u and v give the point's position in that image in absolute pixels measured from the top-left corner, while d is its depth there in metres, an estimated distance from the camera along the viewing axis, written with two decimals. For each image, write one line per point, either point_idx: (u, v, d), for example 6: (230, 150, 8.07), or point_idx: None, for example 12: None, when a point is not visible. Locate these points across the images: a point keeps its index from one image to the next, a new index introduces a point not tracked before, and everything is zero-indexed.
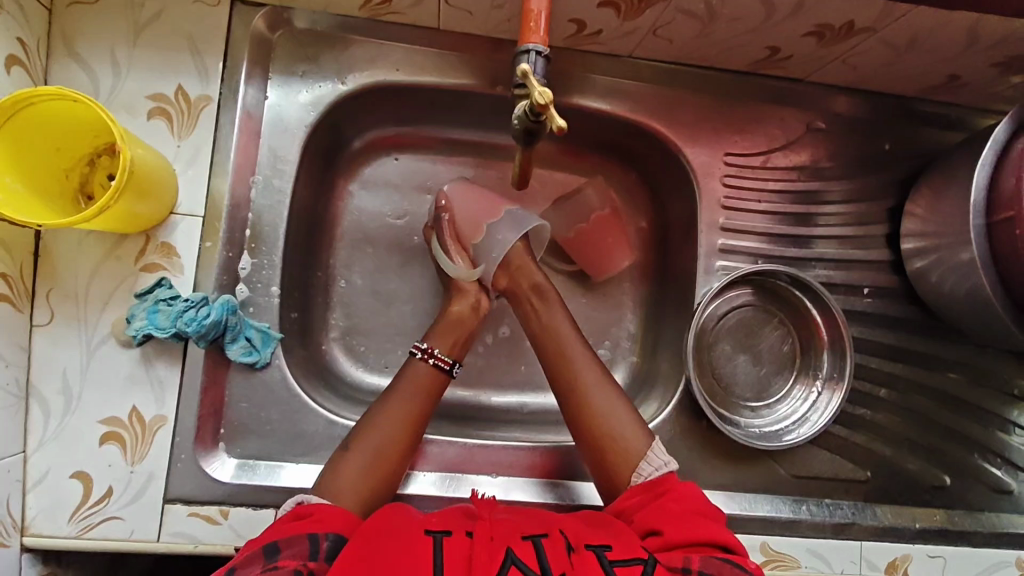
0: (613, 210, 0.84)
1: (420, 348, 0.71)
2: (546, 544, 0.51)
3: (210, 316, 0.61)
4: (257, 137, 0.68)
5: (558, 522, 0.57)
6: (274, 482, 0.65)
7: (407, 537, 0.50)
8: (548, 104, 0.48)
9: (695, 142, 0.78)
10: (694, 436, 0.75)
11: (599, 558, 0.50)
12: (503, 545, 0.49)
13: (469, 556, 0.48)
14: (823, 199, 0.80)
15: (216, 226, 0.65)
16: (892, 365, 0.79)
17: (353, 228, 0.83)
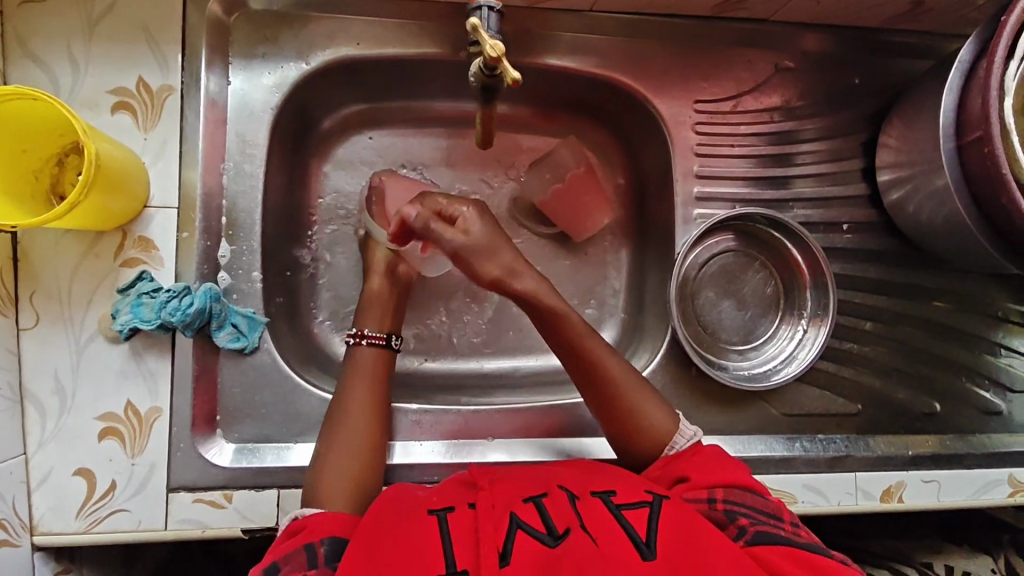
0: (589, 168, 0.83)
1: (352, 334, 0.71)
2: (547, 504, 0.53)
3: (194, 304, 0.62)
4: (223, 124, 0.68)
5: (557, 476, 0.59)
6: (282, 463, 0.66)
7: (413, 519, 0.52)
8: (500, 56, 0.49)
9: (664, 92, 0.78)
10: (684, 384, 0.76)
11: (606, 504, 0.53)
12: (506, 509, 0.52)
13: (476, 528, 0.50)
14: (795, 139, 0.80)
15: (191, 216, 0.65)
16: (876, 298, 0.80)
17: (332, 209, 0.83)
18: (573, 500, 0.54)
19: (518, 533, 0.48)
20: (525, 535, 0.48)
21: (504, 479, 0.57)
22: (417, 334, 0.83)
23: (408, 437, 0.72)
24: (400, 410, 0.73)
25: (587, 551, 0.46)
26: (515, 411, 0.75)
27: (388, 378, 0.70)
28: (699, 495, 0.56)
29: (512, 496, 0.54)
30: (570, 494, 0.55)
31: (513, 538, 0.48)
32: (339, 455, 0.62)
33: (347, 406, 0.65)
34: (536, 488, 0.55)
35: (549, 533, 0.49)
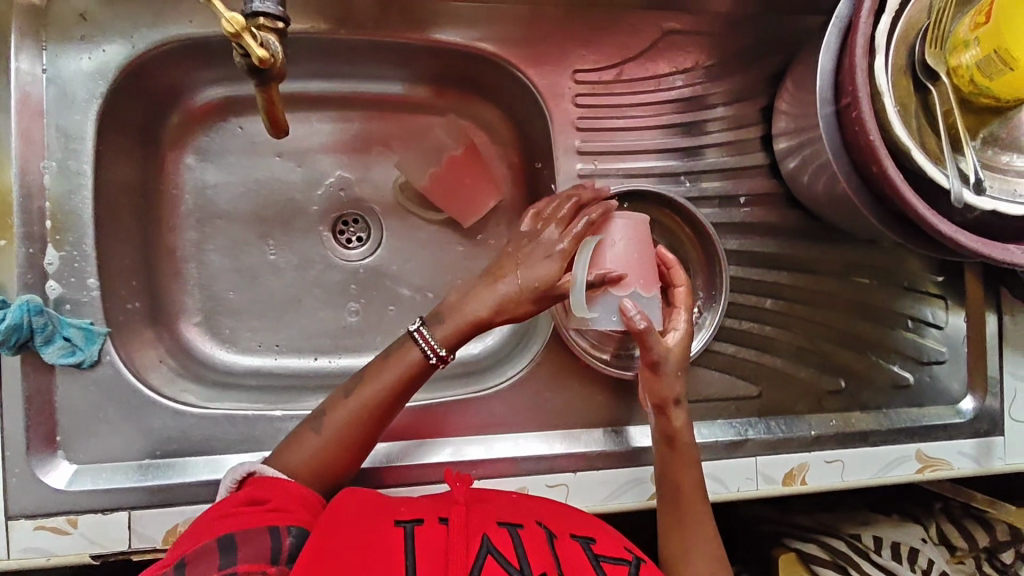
0: (471, 147, 0.81)
1: (437, 354, 0.62)
2: (523, 535, 0.55)
3: (6, 320, 0.57)
4: (40, 116, 0.62)
5: (528, 506, 0.61)
6: (139, 484, 0.61)
7: (384, 528, 0.53)
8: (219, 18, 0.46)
9: (541, 62, 0.72)
10: (574, 375, 0.72)
11: (586, 552, 0.57)
12: (479, 531, 0.54)
13: (445, 549, 0.51)
14: (706, 104, 0.75)
15: (7, 220, 0.59)
16: (778, 275, 0.76)
17: (199, 202, 0.78)
18: (551, 539, 0.56)
19: (488, 559, 0.51)
20: (494, 562, 0.51)
21: (487, 504, 0.59)
22: (302, 331, 0.80)
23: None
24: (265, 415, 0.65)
25: None
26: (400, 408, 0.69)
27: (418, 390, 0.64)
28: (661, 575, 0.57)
29: (487, 518, 0.56)
30: (547, 532, 0.57)
31: (483, 564, 0.50)
32: (321, 440, 0.60)
33: (358, 408, 0.61)
34: (514, 517, 0.57)
35: (521, 568, 0.51)
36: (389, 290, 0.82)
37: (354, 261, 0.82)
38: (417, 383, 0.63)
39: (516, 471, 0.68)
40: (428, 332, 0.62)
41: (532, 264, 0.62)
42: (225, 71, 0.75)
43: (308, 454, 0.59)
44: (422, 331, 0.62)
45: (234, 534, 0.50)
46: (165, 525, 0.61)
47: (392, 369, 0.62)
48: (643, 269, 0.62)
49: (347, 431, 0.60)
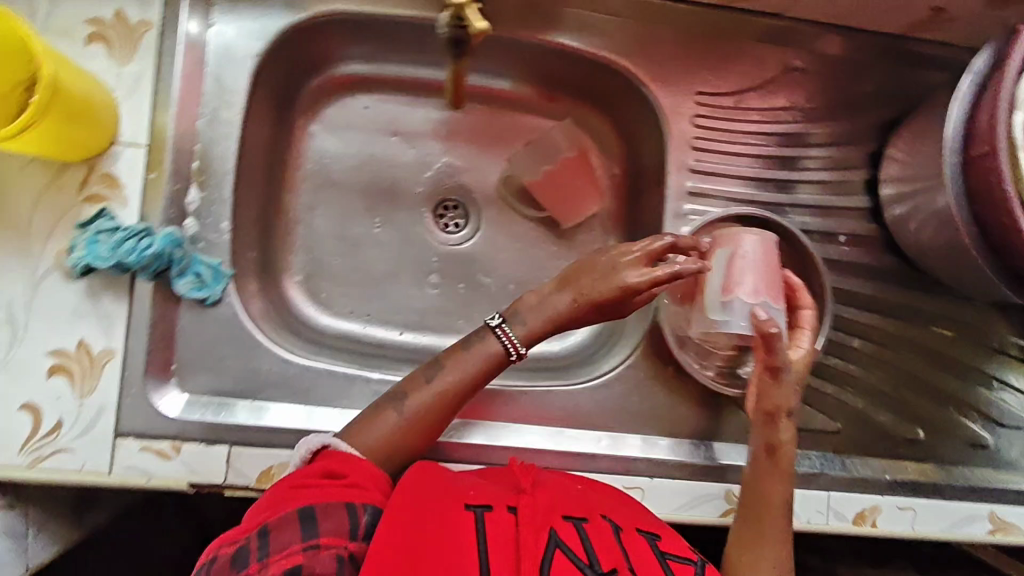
0: (580, 153, 0.84)
1: (519, 351, 0.65)
2: (590, 529, 0.51)
3: (152, 247, 0.60)
4: (203, 66, 0.66)
5: (598, 502, 0.58)
6: (242, 421, 0.65)
7: (449, 509, 0.50)
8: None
9: (666, 81, 0.75)
10: (658, 383, 0.74)
11: (653, 548, 0.53)
12: (546, 524, 0.50)
13: (513, 539, 0.48)
14: (806, 142, 0.78)
15: (160, 157, 0.63)
16: (869, 317, 0.77)
17: (317, 169, 0.81)
18: (618, 534, 0.53)
19: (557, 553, 0.47)
20: (564, 557, 0.47)
21: (550, 492, 0.55)
22: (394, 306, 0.83)
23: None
24: (363, 376, 0.69)
25: None
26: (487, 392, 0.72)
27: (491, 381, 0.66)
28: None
29: (552, 508, 0.53)
30: (613, 527, 0.54)
31: (552, 559, 0.46)
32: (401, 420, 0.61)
33: (437, 391, 0.63)
34: (578, 510, 0.54)
35: (592, 565, 0.47)
36: (483, 279, 0.85)
37: (457, 244, 0.85)
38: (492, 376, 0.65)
39: (591, 468, 0.70)
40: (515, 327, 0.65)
41: (603, 272, 0.65)
42: (361, 50, 0.79)
43: (386, 430, 0.60)
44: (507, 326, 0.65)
45: (313, 506, 0.50)
46: (261, 465, 0.64)
47: (475, 358, 0.64)
48: (767, 286, 0.65)
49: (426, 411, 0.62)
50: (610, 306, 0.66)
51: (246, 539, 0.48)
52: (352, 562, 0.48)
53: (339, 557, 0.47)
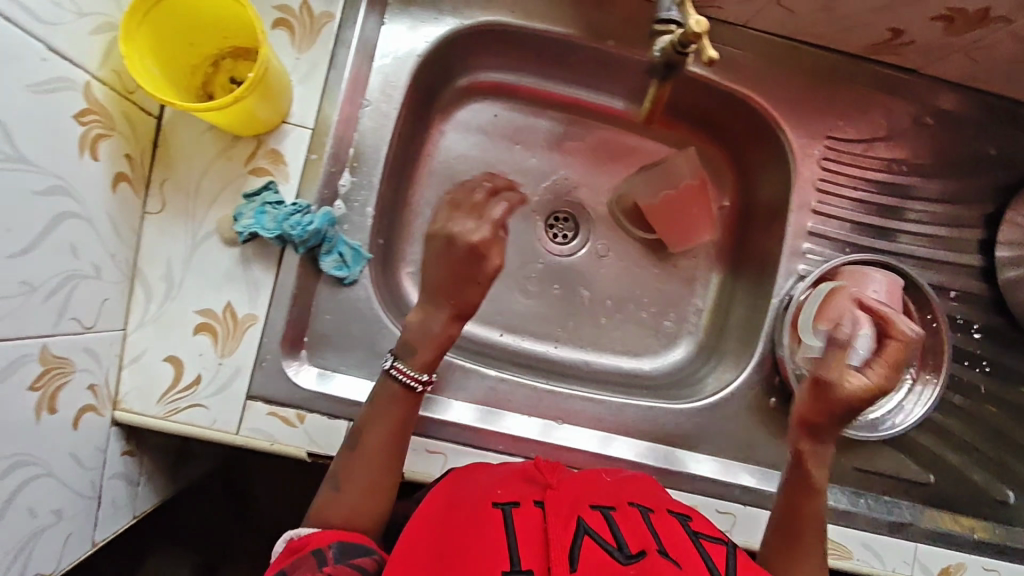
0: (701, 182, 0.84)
1: (422, 381, 0.60)
2: (616, 517, 0.51)
3: (313, 224, 0.64)
4: (369, 61, 0.70)
5: (626, 489, 0.57)
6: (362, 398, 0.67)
7: (475, 510, 0.51)
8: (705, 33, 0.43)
9: (800, 122, 0.76)
10: (758, 413, 0.75)
11: (684, 528, 0.52)
12: (572, 514, 0.50)
13: (541, 530, 0.48)
14: (913, 196, 0.79)
15: (322, 141, 0.67)
16: (971, 374, 0.78)
17: (442, 167, 0.84)
18: (647, 516, 0.52)
19: (585, 539, 0.47)
20: (593, 543, 0.47)
21: (575, 485, 0.55)
22: (498, 308, 0.85)
23: (489, 405, 0.71)
24: (478, 374, 0.72)
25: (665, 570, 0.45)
26: (592, 401, 0.74)
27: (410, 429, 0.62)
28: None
29: (578, 500, 0.52)
30: (643, 509, 0.53)
31: (579, 544, 0.46)
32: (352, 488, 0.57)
33: (374, 453, 0.59)
34: (605, 499, 0.53)
35: (621, 548, 0.47)
36: (585, 292, 0.87)
37: (570, 255, 0.87)
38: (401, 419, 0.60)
39: (688, 488, 0.71)
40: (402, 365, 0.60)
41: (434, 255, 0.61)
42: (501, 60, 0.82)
43: (349, 498, 0.57)
44: (398, 365, 0.60)
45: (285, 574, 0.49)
46: None
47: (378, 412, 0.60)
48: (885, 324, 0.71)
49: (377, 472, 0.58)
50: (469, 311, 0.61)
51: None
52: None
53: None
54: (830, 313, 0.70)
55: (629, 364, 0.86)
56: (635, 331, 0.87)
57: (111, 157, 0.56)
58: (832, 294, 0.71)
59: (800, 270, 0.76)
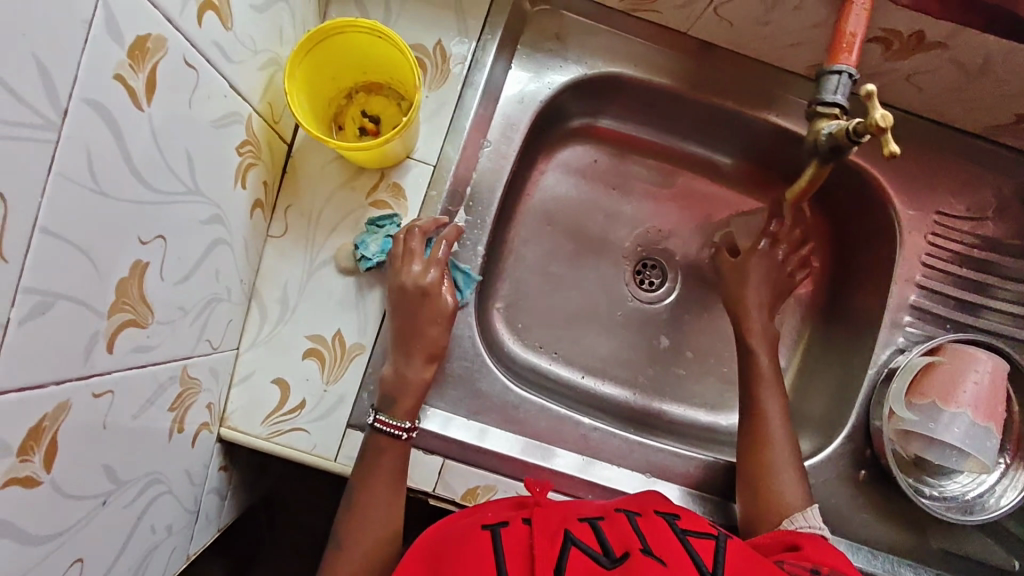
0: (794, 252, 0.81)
1: (404, 429, 0.62)
2: (602, 526, 0.53)
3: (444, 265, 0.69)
4: (494, 103, 0.71)
5: (616, 504, 0.60)
6: (444, 432, 0.68)
7: (470, 538, 0.52)
8: (887, 129, 0.41)
9: (908, 194, 0.76)
10: (847, 485, 0.73)
11: (672, 526, 0.53)
12: (560, 526, 0.52)
13: (528, 545, 0.50)
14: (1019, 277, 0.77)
15: (442, 179, 0.68)
16: None
17: (540, 206, 0.85)
18: (632, 521, 0.54)
19: (572, 550, 0.48)
20: (579, 553, 0.48)
21: (562, 506, 0.58)
22: (581, 351, 0.85)
23: (579, 451, 0.71)
24: (571, 420, 0.72)
25: (646, 564, 0.46)
26: (680, 456, 0.74)
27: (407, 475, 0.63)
28: (802, 563, 0.54)
29: (566, 516, 0.55)
30: (629, 516, 0.56)
31: (568, 554, 0.48)
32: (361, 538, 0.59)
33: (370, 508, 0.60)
34: (592, 512, 0.56)
35: (606, 554, 0.48)
36: (663, 340, 0.86)
37: (654, 303, 0.86)
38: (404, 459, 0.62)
39: None
40: (383, 416, 0.62)
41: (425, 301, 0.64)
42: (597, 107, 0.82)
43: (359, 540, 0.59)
44: (380, 418, 0.61)
45: None
46: (468, 483, 0.67)
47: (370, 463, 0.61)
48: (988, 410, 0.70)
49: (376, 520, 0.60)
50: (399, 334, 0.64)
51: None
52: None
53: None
54: (929, 388, 0.70)
55: (705, 418, 0.84)
56: (716, 385, 0.86)
57: (254, 185, 0.58)
58: (931, 368, 0.70)
59: (899, 342, 0.75)
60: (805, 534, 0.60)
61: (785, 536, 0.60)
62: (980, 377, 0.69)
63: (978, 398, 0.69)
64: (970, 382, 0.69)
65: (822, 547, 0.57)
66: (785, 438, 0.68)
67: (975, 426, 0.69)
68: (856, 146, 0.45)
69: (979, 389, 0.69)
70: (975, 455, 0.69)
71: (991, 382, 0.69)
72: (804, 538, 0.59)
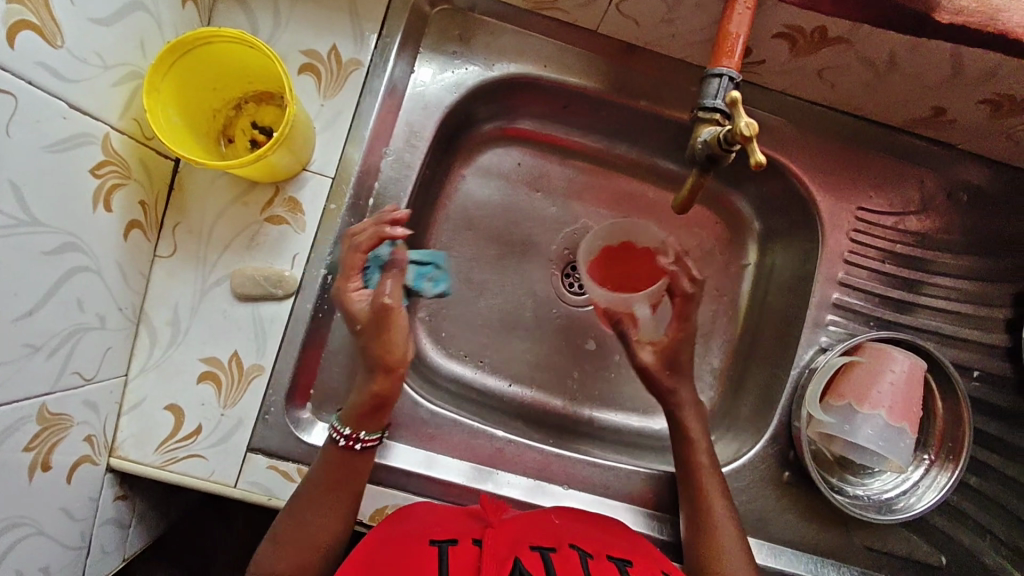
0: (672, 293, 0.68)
1: (340, 433, 0.59)
2: (554, 558, 0.49)
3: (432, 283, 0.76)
4: (397, 109, 0.68)
5: (575, 536, 0.56)
6: (402, 464, 0.67)
7: (412, 553, 0.49)
8: (753, 138, 0.39)
9: (829, 190, 0.73)
10: (771, 487, 0.72)
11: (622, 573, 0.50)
12: (510, 555, 0.48)
13: (476, 569, 0.46)
14: (941, 271, 0.76)
15: (341, 191, 0.65)
16: (990, 456, 0.75)
17: (459, 212, 0.82)
18: (585, 560, 0.50)
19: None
20: None
21: (519, 526, 0.55)
22: (506, 359, 0.81)
23: (493, 465, 0.69)
24: (486, 434, 0.70)
25: None
26: (600, 466, 0.72)
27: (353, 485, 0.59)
28: None
29: (519, 542, 0.51)
30: (582, 555, 0.51)
31: None
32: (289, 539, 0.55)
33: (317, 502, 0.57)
34: (546, 540, 0.52)
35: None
36: (591, 343, 0.83)
37: (582, 307, 0.83)
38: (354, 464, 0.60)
39: None
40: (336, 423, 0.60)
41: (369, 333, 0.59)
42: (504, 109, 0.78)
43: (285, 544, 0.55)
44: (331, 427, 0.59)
45: None
46: (377, 503, 0.65)
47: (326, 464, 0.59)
48: (906, 410, 0.68)
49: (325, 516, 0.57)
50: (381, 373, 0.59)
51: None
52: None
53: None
54: (847, 389, 0.70)
55: (638, 423, 0.82)
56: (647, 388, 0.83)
57: (124, 208, 0.55)
58: (850, 368, 0.70)
59: (822, 341, 0.73)
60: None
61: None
62: (897, 376, 0.68)
63: (895, 399, 0.68)
64: (887, 381, 0.68)
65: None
66: (733, 529, 0.63)
67: (889, 427, 0.68)
68: (729, 154, 0.43)
69: (894, 386, 0.68)
70: (885, 454, 0.68)
71: (907, 379, 0.68)
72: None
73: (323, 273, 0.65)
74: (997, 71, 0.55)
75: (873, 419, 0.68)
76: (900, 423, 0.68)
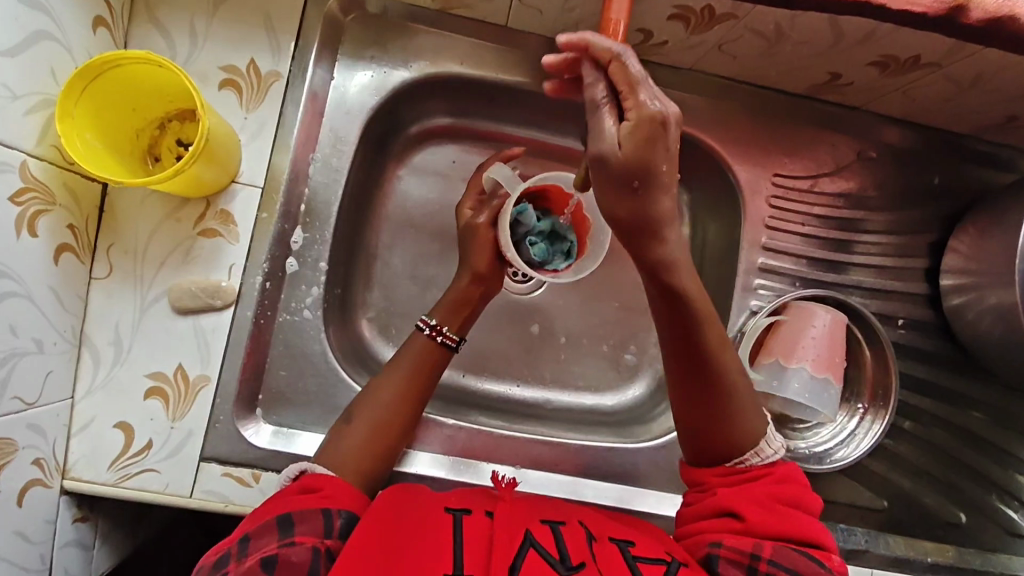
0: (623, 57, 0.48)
1: (426, 323, 0.69)
2: (564, 533, 0.53)
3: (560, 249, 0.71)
4: (320, 115, 0.70)
5: (582, 516, 0.59)
6: (455, 476, 0.70)
7: (428, 517, 0.53)
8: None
9: (746, 160, 0.77)
10: None
11: (623, 553, 0.53)
12: (523, 527, 0.51)
13: (489, 540, 0.50)
14: (861, 228, 0.79)
15: (272, 199, 0.67)
16: (919, 398, 0.79)
17: (399, 212, 0.82)
18: (590, 540, 0.53)
19: (529, 552, 0.48)
20: (536, 556, 0.48)
21: (533, 503, 0.57)
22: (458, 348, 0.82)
23: (449, 453, 0.72)
24: (435, 423, 0.73)
25: None
26: (549, 443, 0.75)
27: (439, 371, 0.69)
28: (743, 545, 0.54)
29: (532, 516, 0.54)
30: (587, 533, 0.55)
31: (524, 556, 0.48)
32: (364, 426, 0.62)
33: (374, 402, 0.64)
34: (555, 515, 0.56)
35: (562, 561, 0.48)
36: (536, 328, 0.84)
37: (527, 296, 0.84)
38: (438, 368, 0.68)
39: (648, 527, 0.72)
40: (423, 316, 0.70)
41: (482, 232, 0.72)
42: (433, 106, 0.79)
43: (356, 438, 0.62)
44: (423, 316, 0.69)
45: (289, 513, 0.52)
46: None
47: (400, 367, 0.67)
48: (829, 363, 0.73)
49: (383, 408, 0.64)
50: (487, 275, 0.71)
51: (228, 545, 0.50)
52: (330, 556, 0.50)
53: (313, 548, 0.49)
54: (773, 346, 0.74)
55: (590, 401, 0.84)
56: (597, 365, 0.85)
57: (52, 232, 0.56)
58: (776, 327, 0.74)
59: (753, 305, 0.76)
60: (766, 475, 0.59)
61: (754, 489, 0.58)
62: (819, 331, 0.72)
63: (819, 353, 0.72)
64: (812, 339, 0.72)
65: (778, 513, 0.56)
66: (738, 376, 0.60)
67: (815, 379, 0.72)
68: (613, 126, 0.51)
69: (817, 340, 0.72)
70: (811, 406, 0.73)
71: (828, 333, 0.72)
72: (770, 486, 0.58)
73: (260, 281, 0.67)
74: (875, 30, 0.61)
75: (797, 373, 0.72)
76: (826, 374, 0.72)
